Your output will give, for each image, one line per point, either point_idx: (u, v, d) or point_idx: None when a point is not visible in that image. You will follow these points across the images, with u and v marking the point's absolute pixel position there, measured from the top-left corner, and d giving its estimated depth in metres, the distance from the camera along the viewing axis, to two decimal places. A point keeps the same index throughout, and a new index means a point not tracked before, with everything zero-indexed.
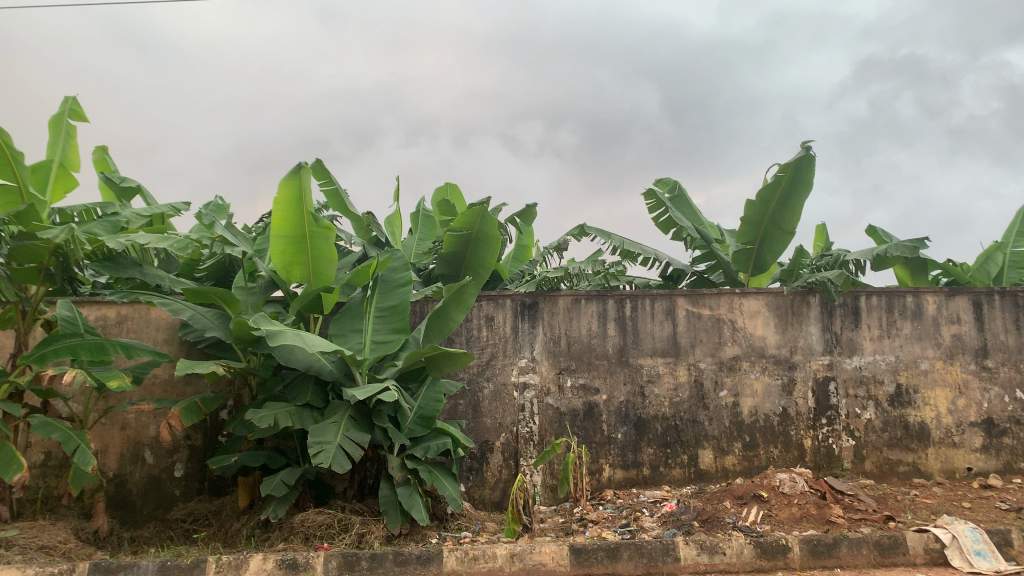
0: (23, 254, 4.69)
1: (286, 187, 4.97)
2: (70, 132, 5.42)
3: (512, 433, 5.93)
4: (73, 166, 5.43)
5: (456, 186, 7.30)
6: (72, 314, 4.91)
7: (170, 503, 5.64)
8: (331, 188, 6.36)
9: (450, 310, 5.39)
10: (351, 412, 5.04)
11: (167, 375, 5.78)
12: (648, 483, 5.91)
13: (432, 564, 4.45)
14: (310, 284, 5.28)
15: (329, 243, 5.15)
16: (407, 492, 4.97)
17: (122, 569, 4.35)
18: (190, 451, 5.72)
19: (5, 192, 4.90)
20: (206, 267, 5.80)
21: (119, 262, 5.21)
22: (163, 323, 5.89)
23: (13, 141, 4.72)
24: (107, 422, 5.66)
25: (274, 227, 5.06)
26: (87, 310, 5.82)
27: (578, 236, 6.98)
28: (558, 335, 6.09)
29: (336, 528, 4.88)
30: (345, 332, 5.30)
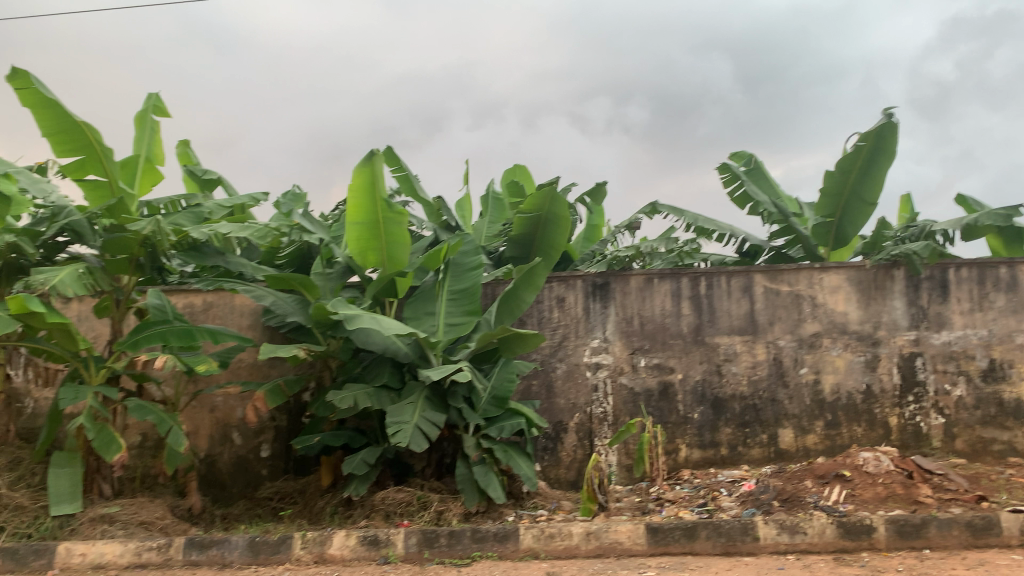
0: (114, 246, 4.93)
1: (360, 174, 5.07)
2: (154, 127, 5.62)
3: (586, 414, 5.93)
4: (158, 161, 5.67)
5: (525, 168, 7.29)
6: (162, 302, 5.15)
7: (258, 481, 5.87)
8: (402, 174, 6.45)
9: (521, 292, 5.41)
10: (427, 393, 5.13)
11: (251, 359, 5.99)
12: (726, 463, 5.84)
13: (509, 541, 4.52)
14: (385, 269, 5.38)
15: (402, 228, 5.23)
16: (483, 470, 5.05)
17: (215, 545, 4.55)
18: (275, 432, 5.93)
19: (97, 187, 5.16)
20: (286, 254, 5.98)
21: (204, 251, 5.43)
22: (246, 309, 6.11)
23: (102, 138, 4.94)
24: (197, 405, 5.92)
25: (348, 214, 5.17)
26: (175, 299, 6.08)
27: (650, 214, 6.88)
28: (631, 314, 6.03)
29: (415, 506, 4.99)
30: (420, 316, 5.40)
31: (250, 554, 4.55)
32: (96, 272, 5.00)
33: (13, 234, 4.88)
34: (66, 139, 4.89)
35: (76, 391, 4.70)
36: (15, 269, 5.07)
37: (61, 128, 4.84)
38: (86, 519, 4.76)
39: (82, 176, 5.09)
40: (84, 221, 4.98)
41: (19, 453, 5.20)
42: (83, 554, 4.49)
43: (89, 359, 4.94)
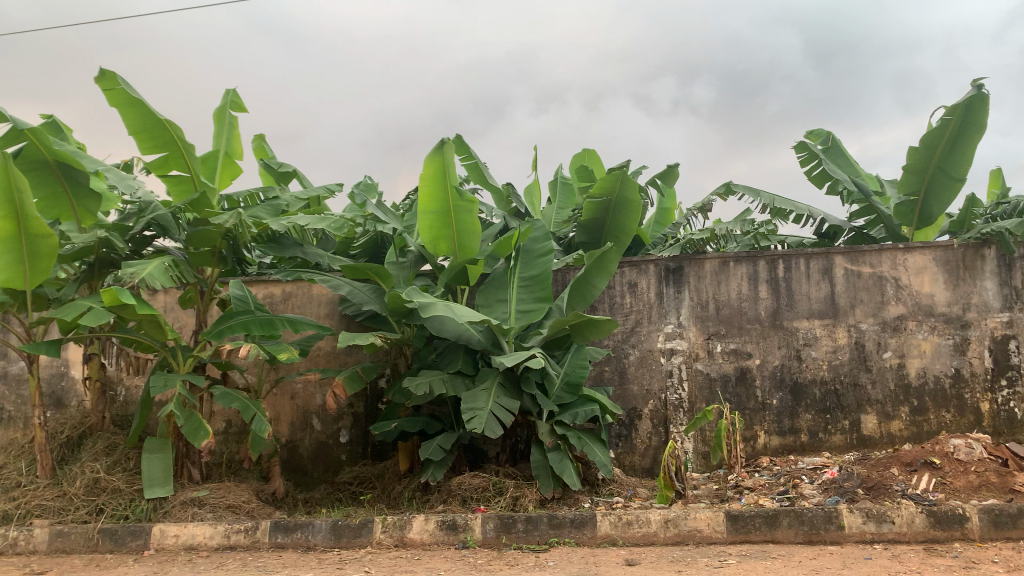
0: (198, 238, 5.10)
1: (431, 163, 5.10)
2: (232, 123, 5.79)
3: (660, 400, 5.87)
4: (237, 155, 5.82)
5: (593, 152, 7.23)
6: (244, 293, 5.35)
7: (337, 466, 6.01)
8: (471, 162, 6.47)
9: (592, 278, 5.36)
10: (501, 379, 5.15)
11: (329, 347, 6.12)
12: (807, 450, 5.70)
13: (586, 528, 4.52)
14: (456, 257, 5.42)
15: (472, 215, 5.25)
16: (558, 457, 5.05)
17: (299, 528, 4.69)
18: (353, 418, 6.06)
19: (181, 182, 5.34)
20: (360, 244, 6.09)
21: (282, 242, 5.60)
22: (323, 299, 6.24)
23: (185, 135, 5.11)
24: (278, 392, 6.09)
25: (420, 203, 5.22)
26: (256, 289, 6.25)
27: (724, 195, 6.74)
28: (706, 299, 5.93)
29: (491, 492, 5.04)
30: (491, 303, 5.43)
31: (333, 537, 4.66)
32: (181, 264, 5.18)
33: (103, 229, 5.09)
34: (151, 138, 5.07)
35: (166, 379, 4.89)
36: (107, 263, 5.30)
37: (147, 126, 5.02)
38: (178, 502, 4.96)
39: (166, 172, 5.27)
40: (169, 215, 5.21)
41: (114, 438, 5.42)
42: (177, 535, 4.69)
43: (176, 348, 5.15)
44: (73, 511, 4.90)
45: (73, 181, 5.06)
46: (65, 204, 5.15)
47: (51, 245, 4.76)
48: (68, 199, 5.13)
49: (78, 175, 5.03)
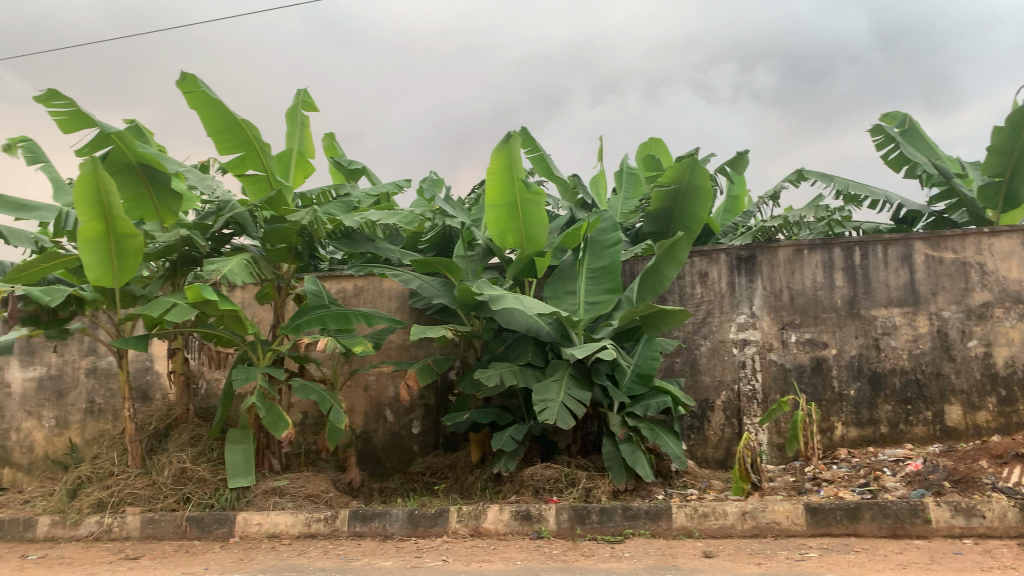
0: (275, 236, 5.32)
1: (498, 157, 5.12)
2: (304, 121, 5.89)
3: (733, 391, 5.79)
4: (310, 154, 5.96)
5: (660, 140, 7.15)
6: (318, 288, 5.47)
7: (410, 457, 6.11)
8: (537, 154, 6.47)
9: (663, 268, 5.27)
10: (571, 370, 5.16)
11: (400, 340, 6.22)
12: (887, 442, 5.54)
13: (662, 520, 4.50)
14: (524, 250, 5.43)
15: (540, 208, 5.25)
16: (630, 448, 5.02)
17: (377, 517, 4.79)
18: (424, 409, 6.14)
19: (257, 181, 5.49)
20: (428, 238, 6.17)
21: (355, 238, 5.73)
22: (394, 293, 6.34)
23: (261, 135, 5.24)
24: (352, 384, 6.22)
25: (487, 196, 5.25)
26: (329, 285, 6.40)
27: (796, 182, 6.59)
28: (780, 288, 5.82)
29: (564, 483, 5.04)
30: (560, 295, 5.44)
31: (410, 526, 4.76)
32: (259, 261, 5.37)
33: (185, 229, 5.30)
34: (229, 138, 5.22)
35: (247, 371, 5.06)
36: (188, 261, 5.55)
37: (224, 127, 5.18)
38: (260, 492, 5.14)
39: (243, 172, 5.43)
40: (246, 214, 5.37)
41: (198, 430, 5.62)
42: (260, 524, 4.85)
43: (256, 342, 5.34)
44: (162, 499, 5.11)
45: (156, 182, 5.25)
46: (148, 205, 5.34)
47: (137, 244, 4.95)
48: (151, 200, 5.32)
49: (160, 176, 5.22)
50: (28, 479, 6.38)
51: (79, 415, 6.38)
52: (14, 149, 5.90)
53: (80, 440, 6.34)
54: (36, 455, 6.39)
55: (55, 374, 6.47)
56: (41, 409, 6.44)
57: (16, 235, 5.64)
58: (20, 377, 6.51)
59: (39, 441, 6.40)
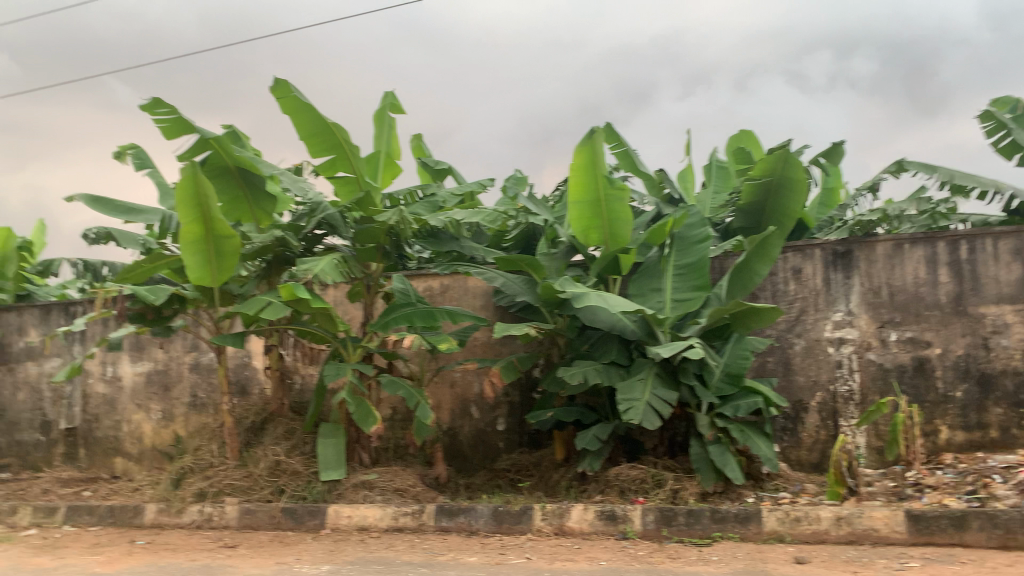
0: (364, 236, 5.45)
1: (581, 153, 5.09)
2: (391, 124, 6.00)
3: (829, 392, 5.58)
4: (396, 155, 6.08)
5: (751, 132, 6.94)
6: (405, 287, 5.56)
7: (496, 453, 6.14)
8: (622, 149, 6.39)
9: (754, 265, 5.14)
10: (657, 369, 5.07)
11: (485, 337, 6.26)
12: (997, 447, 5.22)
13: (751, 523, 4.38)
14: (608, 247, 5.37)
15: (624, 204, 5.19)
16: (719, 450, 4.91)
17: (462, 512, 4.85)
18: (509, 407, 6.16)
19: (346, 183, 5.63)
20: (512, 236, 6.19)
21: (440, 237, 5.84)
22: (479, 291, 6.38)
23: (350, 137, 5.37)
24: (439, 381, 6.30)
25: (571, 193, 5.23)
26: (416, 283, 6.50)
27: (896, 173, 6.29)
28: (878, 284, 5.56)
29: (650, 484, 4.97)
30: (645, 292, 5.37)
31: (495, 523, 4.79)
32: (349, 261, 5.54)
33: (280, 229, 5.52)
34: (319, 141, 5.37)
35: (338, 367, 5.20)
36: (282, 261, 5.73)
37: (315, 131, 5.33)
38: (350, 485, 5.28)
39: (333, 174, 5.57)
40: (337, 215, 5.53)
41: (293, 423, 5.82)
42: (350, 516, 4.98)
43: (346, 339, 5.51)
44: (258, 490, 5.33)
45: (252, 184, 5.46)
46: (245, 208, 5.56)
47: (234, 245, 5.16)
48: (247, 203, 5.53)
49: (256, 179, 5.42)
50: (139, 468, 6.76)
51: (184, 407, 6.70)
52: (123, 157, 6.25)
53: (184, 432, 6.67)
54: (146, 446, 6.77)
55: (162, 369, 6.82)
56: (149, 402, 6.81)
57: (126, 238, 5.98)
58: (130, 371, 6.90)
59: (148, 432, 6.77)
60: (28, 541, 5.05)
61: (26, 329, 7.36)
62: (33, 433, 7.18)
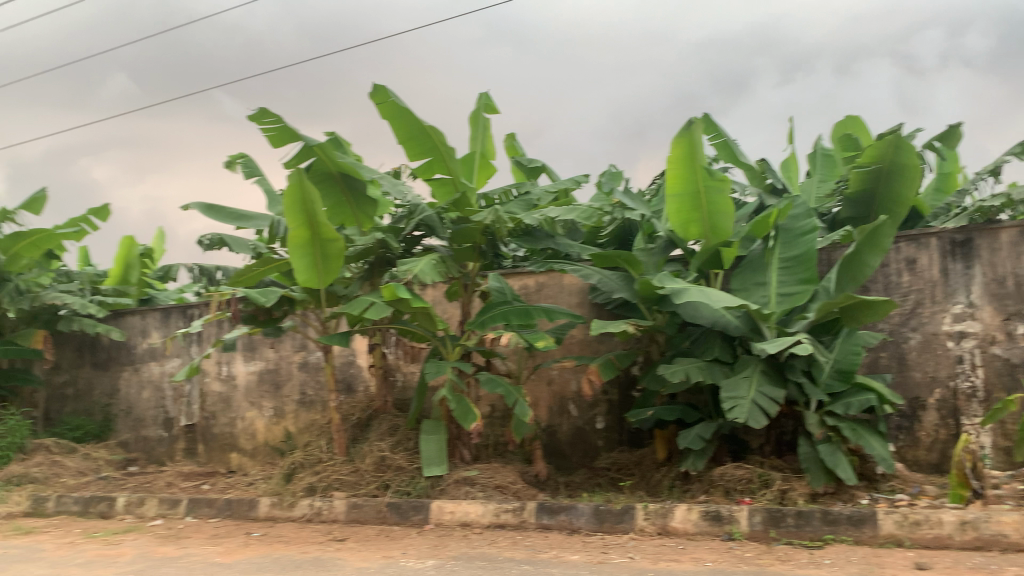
0: (461, 236, 5.53)
1: (679, 145, 4.99)
2: (486, 124, 6.04)
3: (949, 388, 5.27)
4: (491, 155, 6.13)
5: (858, 117, 6.64)
6: (501, 285, 5.61)
7: (595, 452, 6.11)
8: (722, 140, 6.24)
9: (865, 256, 4.90)
10: (763, 366, 4.92)
11: (582, 335, 6.23)
12: None
13: (866, 526, 4.19)
14: (709, 240, 5.25)
15: (724, 196, 5.05)
16: (830, 449, 4.72)
17: (563, 510, 4.84)
18: (608, 405, 6.11)
19: (443, 184, 5.70)
20: (608, 232, 6.13)
21: (535, 235, 5.86)
22: (575, 289, 6.36)
23: (446, 139, 5.44)
24: (537, 378, 6.32)
25: (668, 186, 5.12)
26: (512, 281, 6.54)
27: (1020, 154, 5.87)
28: (1003, 274, 5.22)
29: (757, 484, 4.83)
30: (749, 287, 5.24)
31: (596, 521, 4.76)
32: (447, 261, 5.63)
33: (381, 232, 5.69)
34: (416, 144, 5.46)
35: (438, 365, 5.30)
36: (384, 263, 5.90)
37: (412, 134, 5.43)
38: (452, 481, 5.37)
39: (430, 176, 5.67)
40: (435, 215, 5.63)
41: (396, 420, 5.97)
42: (453, 512, 5.05)
43: (445, 338, 5.61)
44: (365, 485, 5.49)
45: (354, 190, 5.63)
46: (348, 212, 5.74)
47: (339, 247, 5.32)
48: (350, 207, 5.71)
49: (357, 184, 5.58)
50: (252, 463, 7.08)
51: (293, 405, 6.97)
52: (234, 166, 6.56)
53: (294, 428, 6.93)
54: (259, 441, 7.08)
55: (272, 368, 7.11)
56: (261, 400, 7.11)
57: (238, 243, 6.26)
58: (244, 371, 7.23)
59: (261, 429, 7.08)
60: (154, 530, 5.36)
61: (149, 331, 7.82)
62: (157, 429, 7.63)
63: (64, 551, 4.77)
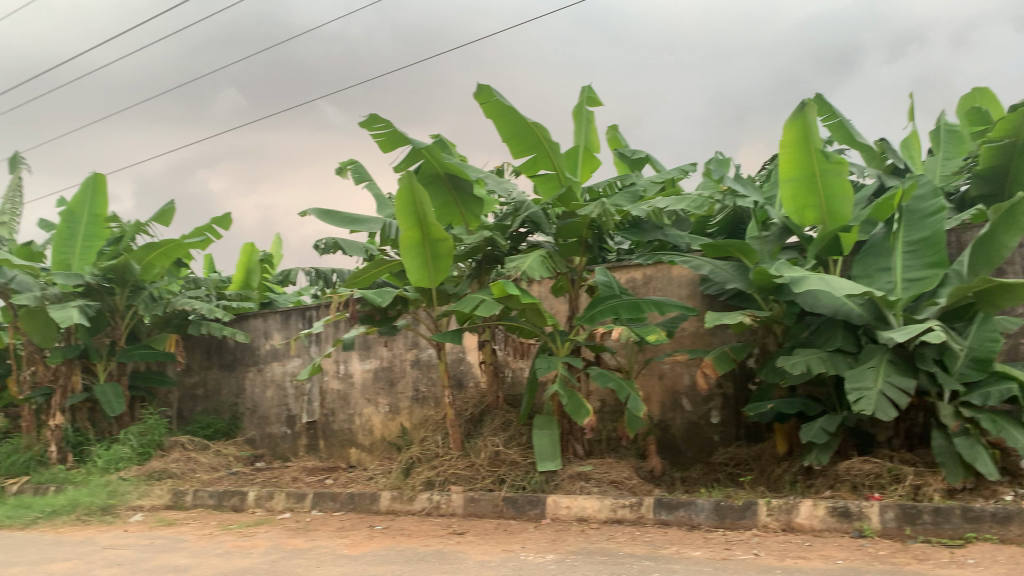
0: (567, 230, 5.53)
1: (791, 128, 4.83)
2: (589, 117, 6.00)
3: None
4: (595, 148, 6.10)
5: (987, 89, 6.22)
6: (609, 279, 5.57)
7: (711, 447, 5.98)
8: (836, 121, 5.98)
9: (1001, 236, 4.59)
10: (890, 355, 4.70)
11: (694, 327, 6.11)
12: None
13: (1013, 524, 3.93)
14: (827, 225, 5.04)
15: (843, 178, 4.84)
16: (968, 442, 4.43)
17: (682, 506, 4.77)
18: (723, 399, 5.97)
19: (548, 180, 5.72)
20: (717, 222, 5.99)
21: (643, 227, 5.78)
22: (684, 280, 6.23)
23: (550, 135, 5.44)
24: (648, 373, 6.24)
25: (782, 171, 4.98)
26: (620, 275, 6.47)
27: None
28: None
29: (887, 479, 4.62)
30: (872, 273, 5.03)
31: (717, 517, 4.66)
32: (554, 256, 5.63)
33: (488, 230, 5.75)
34: (521, 142, 5.51)
35: (549, 360, 5.34)
36: (491, 260, 5.98)
37: (517, 132, 5.46)
38: (567, 476, 5.38)
39: (535, 172, 5.69)
40: (540, 212, 5.64)
41: (508, 416, 6.04)
42: (569, 507, 5.06)
43: (555, 333, 5.62)
44: (481, 480, 5.59)
45: (461, 189, 5.70)
46: (455, 211, 5.82)
47: (448, 247, 5.42)
48: (457, 206, 5.79)
49: (464, 184, 5.66)
50: (371, 458, 7.31)
51: (408, 402, 7.14)
52: (344, 172, 6.77)
53: (409, 423, 7.11)
54: (376, 437, 7.30)
55: (386, 366, 7.32)
56: (377, 397, 7.33)
57: (351, 246, 6.47)
58: (360, 369, 7.48)
59: (378, 425, 7.30)
60: (284, 523, 5.62)
61: (271, 332, 8.19)
62: (280, 426, 7.98)
63: (205, 543, 5.06)
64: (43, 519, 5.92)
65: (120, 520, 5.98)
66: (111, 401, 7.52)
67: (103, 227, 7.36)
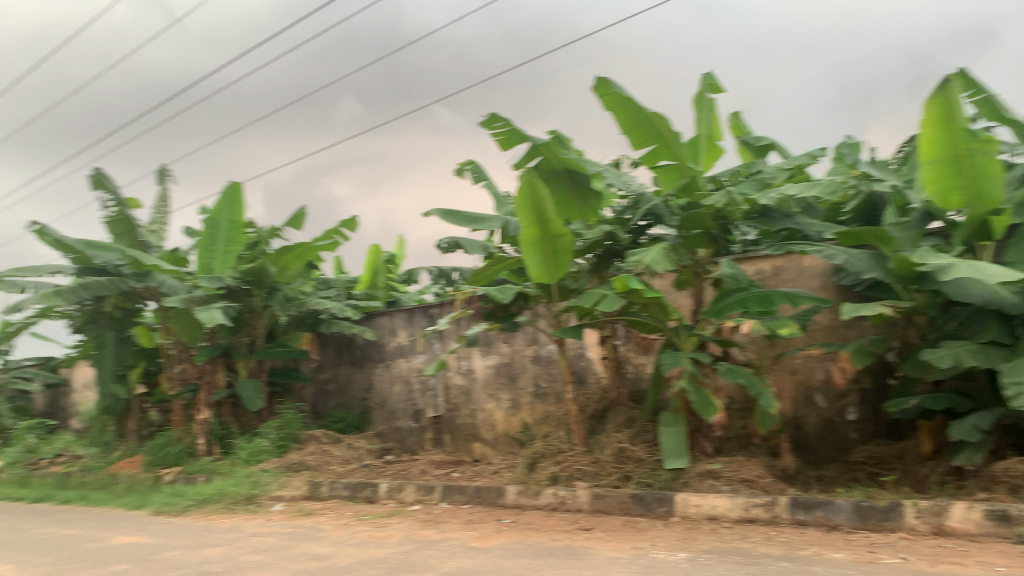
0: (692, 222, 5.41)
1: (932, 108, 4.48)
2: (711, 104, 5.84)
3: None
4: (717, 137, 5.95)
5: None
6: (735, 271, 5.40)
7: (848, 445, 5.70)
8: (983, 97, 5.55)
9: None
10: None
11: (827, 320, 5.83)
12: None
13: None
14: (975, 207, 4.72)
15: (992, 158, 4.50)
16: None
17: (820, 506, 4.56)
18: (860, 394, 5.68)
19: (669, 171, 5.60)
20: (851, 208, 5.70)
21: (771, 216, 5.59)
22: (816, 271, 5.97)
23: (671, 125, 5.32)
24: (778, 368, 5.99)
25: (922, 153, 4.65)
26: (746, 267, 6.26)
27: None
28: None
29: None
30: None
31: (858, 518, 4.44)
32: (677, 248, 5.51)
33: (608, 224, 5.80)
34: (641, 133, 5.41)
35: (675, 356, 5.20)
36: (611, 254, 5.91)
37: (636, 123, 5.37)
38: (695, 474, 5.27)
39: (655, 163, 5.59)
40: (661, 204, 5.58)
41: (632, 413, 6.02)
42: (698, 505, 4.95)
43: (680, 327, 5.51)
44: (606, 476, 5.56)
45: (579, 184, 5.66)
46: (576, 207, 5.78)
47: (568, 242, 5.42)
48: (576, 202, 5.74)
49: (582, 178, 5.62)
50: (494, 452, 7.40)
51: (530, 398, 7.18)
52: (462, 173, 6.90)
53: (531, 419, 7.15)
54: (499, 432, 7.39)
55: (508, 362, 7.39)
56: (499, 392, 7.41)
57: (472, 245, 6.57)
58: (482, 365, 7.60)
59: (500, 420, 7.38)
60: (415, 515, 5.78)
61: (397, 330, 8.44)
62: (407, 421, 8.21)
63: (342, 532, 5.28)
64: (195, 507, 6.35)
65: (263, 509, 6.33)
66: (251, 397, 8.00)
67: (240, 233, 7.75)
